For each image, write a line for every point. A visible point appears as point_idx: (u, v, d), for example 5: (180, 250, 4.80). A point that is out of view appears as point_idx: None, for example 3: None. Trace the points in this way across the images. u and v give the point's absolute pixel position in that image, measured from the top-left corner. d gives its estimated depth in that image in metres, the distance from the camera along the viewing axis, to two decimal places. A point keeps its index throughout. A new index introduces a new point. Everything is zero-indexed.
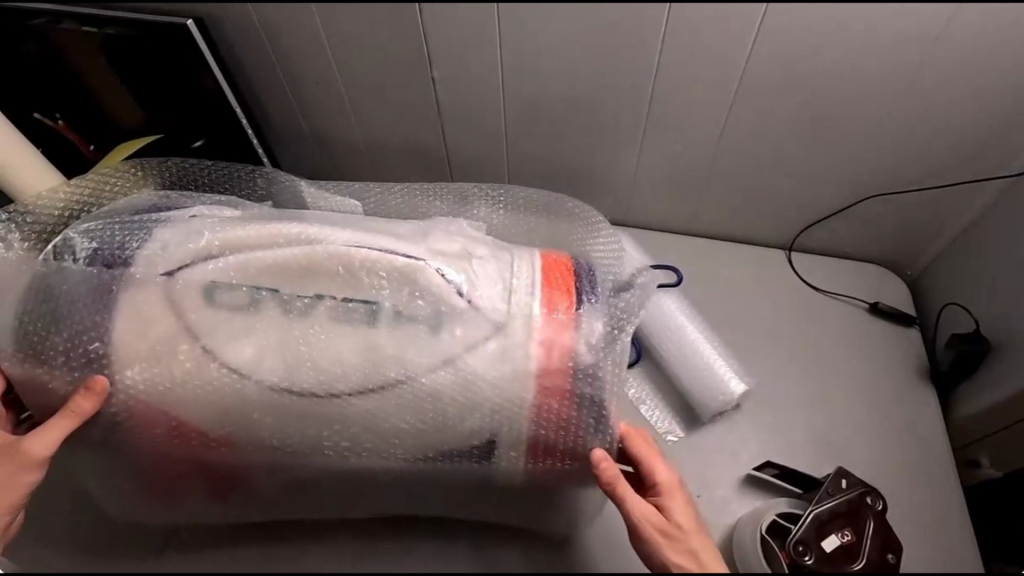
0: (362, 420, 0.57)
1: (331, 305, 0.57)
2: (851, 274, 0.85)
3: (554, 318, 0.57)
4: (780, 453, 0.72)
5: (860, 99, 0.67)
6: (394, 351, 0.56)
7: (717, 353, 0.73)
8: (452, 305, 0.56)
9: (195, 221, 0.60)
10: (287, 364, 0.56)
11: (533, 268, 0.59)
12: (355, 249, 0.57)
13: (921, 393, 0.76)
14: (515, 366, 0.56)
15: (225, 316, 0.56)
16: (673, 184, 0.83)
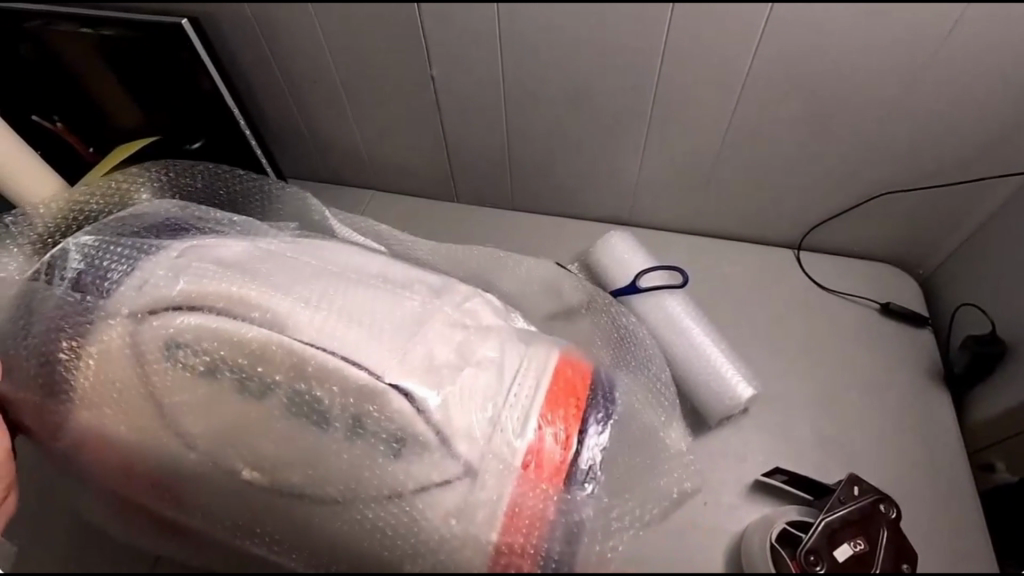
0: (317, 511, 0.54)
1: (289, 410, 0.55)
2: (861, 273, 0.83)
3: (538, 471, 0.55)
4: (789, 459, 0.70)
5: (871, 94, 0.65)
6: (347, 488, 0.54)
7: (723, 356, 0.72)
8: (417, 434, 0.54)
9: (185, 258, 0.61)
10: (247, 463, 0.55)
11: (539, 399, 0.58)
12: (311, 349, 0.55)
13: (935, 396, 0.74)
14: (474, 517, 0.52)
15: (180, 375, 0.56)
16: (677, 183, 0.81)
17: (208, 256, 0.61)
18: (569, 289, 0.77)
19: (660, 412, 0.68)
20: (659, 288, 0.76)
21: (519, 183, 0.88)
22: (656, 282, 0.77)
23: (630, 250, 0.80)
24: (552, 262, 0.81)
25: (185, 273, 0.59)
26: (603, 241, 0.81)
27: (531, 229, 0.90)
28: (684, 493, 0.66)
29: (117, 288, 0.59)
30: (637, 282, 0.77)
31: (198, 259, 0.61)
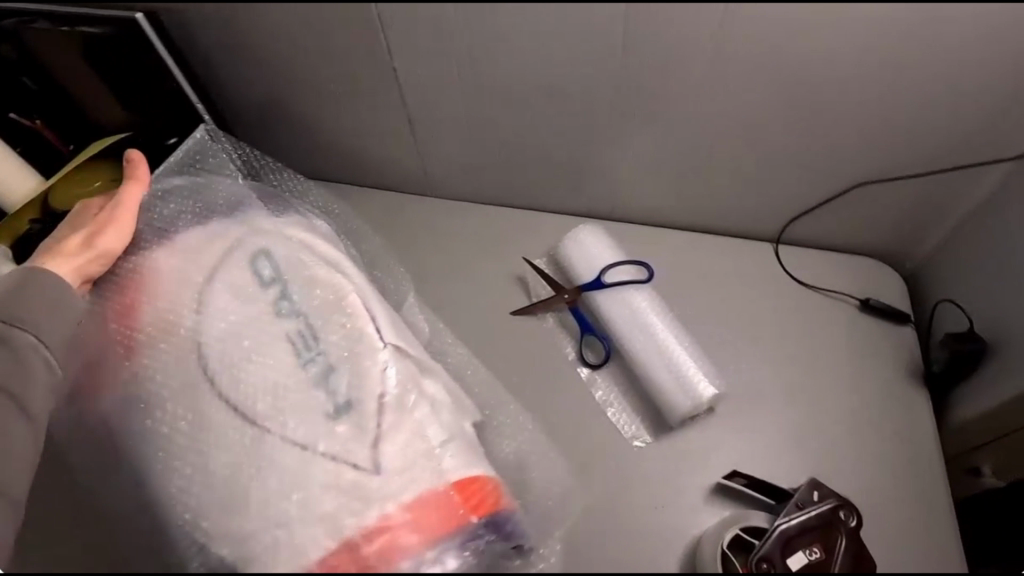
0: (246, 467, 0.51)
1: (296, 335, 0.57)
2: (842, 267, 0.79)
3: (421, 513, 0.51)
4: (754, 462, 0.67)
5: (844, 83, 0.61)
6: (273, 420, 0.53)
7: (687, 352, 0.69)
8: (361, 404, 0.55)
9: (292, 220, 0.65)
10: (202, 365, 0.55)
11: (461, 472, 0.55)
12: (353, 302, 0.61)
13: (914, 399, 0.71)
14: (337, 517, 0.50)
15: (243, 276, 0.59)
16: (647, 178, 0.77)
17: (310, 229, 0.66)
18: (537, 282, 0.79)
19: (620, 411, 0.70)
20: (625, 283, 0.73)
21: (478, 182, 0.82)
22: (622, 277, 0.75)
23: (597, 243, 0.77)
24: (521, 257, 0.81)
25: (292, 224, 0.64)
26: (574, 230, 0.78)
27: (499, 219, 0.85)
28: (655, 500, 0.65)
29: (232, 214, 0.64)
30: (602, 278, 0.74)
31: (296, 222, 0.65)
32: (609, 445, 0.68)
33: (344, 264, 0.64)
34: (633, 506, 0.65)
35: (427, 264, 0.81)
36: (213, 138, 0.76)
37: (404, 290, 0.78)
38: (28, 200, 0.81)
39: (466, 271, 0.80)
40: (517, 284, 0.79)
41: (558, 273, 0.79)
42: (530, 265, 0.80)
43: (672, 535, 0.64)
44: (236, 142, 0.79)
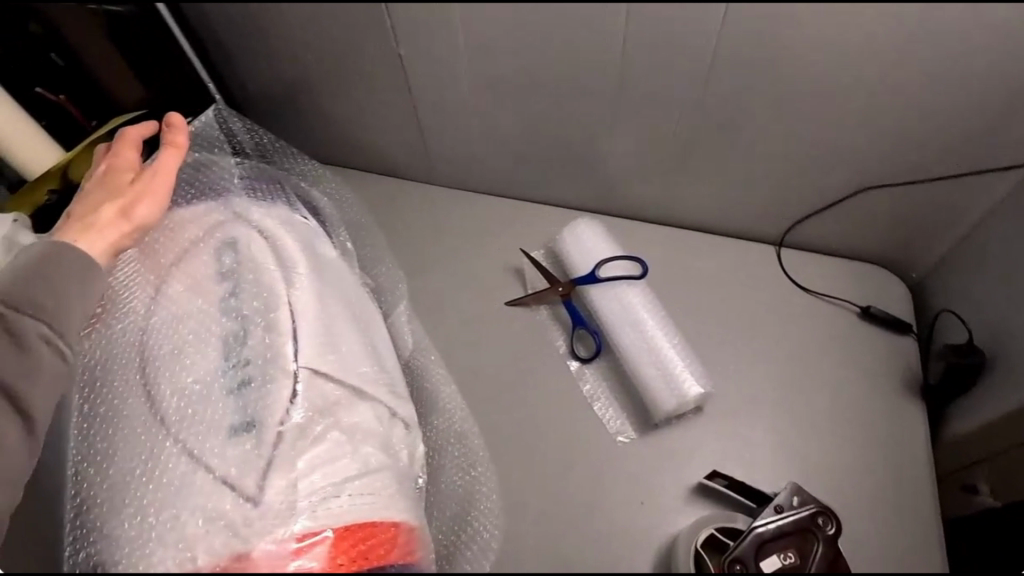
0: (141, 468, 0.46)
1: (226, 339, 0.51)
2: (845, 273, 0.77)
3: (286, 552, 0.44)
4: (737, 464, 0.66)
5: (854, 89, 0.60)
6: (182, 429, 0.48)
7: (675, 350, 0.69)
8: (264, 423, 0.49)
9: (267, 208, 0.60)
10: (139, 352, 0.51)
11: (352, 521, 0.47)
12: (287, 312, 0.53)
13: (910, 411, 0.69)
14: (185, 549, 0.43)
15: (195, 260, 0.55)
16: (648, 177, 0.75)
17: (281, 219, 0.60)
18: (532, 273, 0.78)
19: (605, 407, 0.70)
20: (619, 278, 0.73)
21: (472, 175, 0.80)
22: (617, 272, 0.74)
23: (595, 237, 0.76)
24: (517, 247, 0.80)
25: (269, 213, 0.59)
26: (573, 223, 0.77)
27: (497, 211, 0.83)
28: (637, 498, 0.65)
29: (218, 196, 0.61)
30: (595, 272, 0.74)
31: (278, 214, 0.60)
32: (593, 437, 0.68)
33: (300, 268, 0.56)
34: (610, 502, 0.65)
35: (419, 252, 0.80)
36: (224, 119, 0.71)
37: (395, 275, 0.77)
38: (50, 172, 0.85)
39: (458, 260, 0.80)
40: (512, 275, 0.78)
41: (555, 266, 0.79)
42: (525, 255, 0.79)
43: (649, 533, 0.63)
44: (249, 124, 0.72)
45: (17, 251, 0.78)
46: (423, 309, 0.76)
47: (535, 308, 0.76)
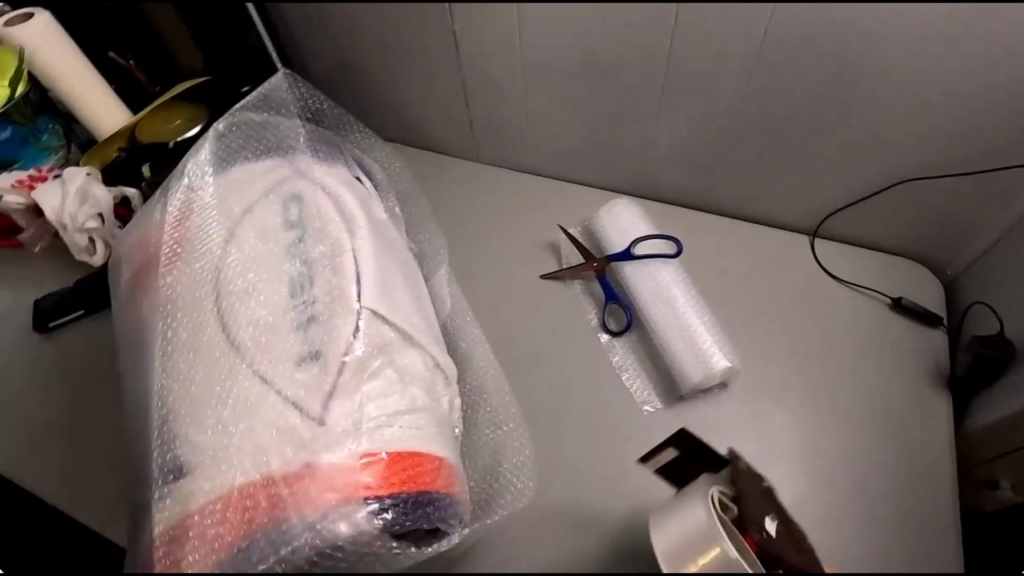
0: (222, 388, 0.51)
1: (293, 282, 0.56)
2: (877, 265, 0.78)
3: (351, 467, 0.50)
4: (760, 442, 0.68)
5: (888, 78, 0.63)
6: (256, 355, 0.52)
7: (704, 327, 0.71)
8: (330, 353, 0.53)
9: (332, 169, 0.64)
10: (216, 287, 0.55)
11: (395, 447, 0.51)
12: (350, 260, 0.58)
13: (935, 402, 0.70)
14: (259, 462, 0.49)
15: (272, 213, 0.59)
16: (684, 159, 0.77)
17: (344, 179, 0.64)
18: (567, 249, 0.81)
19: (635, 380, 0.72)
20: (653, 255, 0.76)
21: (514, 154, 0.83)
22: (650, 250, 0.77)
23: (629, 215, 0.79)
24: (553, 223, 0.83)
25: (331, 173, 0.63)
26: (612, 200, 0.80)
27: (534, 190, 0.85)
28: (656, 465, 0.67)
29: (285, 154, 0.65)
30: (630, 249, 0.76)
31: (340, 175, 0.64)
32: (620, 405, 0.71)
33: (359, 222, 0.61)
34: (626, 463, 0.67)
35: (460, 223, 0.83)
36: (291, 83, 0.73)
37: (437, 241, 0.80)
38: (120, 131, 0.90)
39: (498, 233, 0.83)
40: (547, 250, 0.82)
41: (590, 242, 0.81)
42: (562, 230, 0.82)
43: (667, 495, 0.66)
44: (312, 89, 0.74)
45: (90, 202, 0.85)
46: (461, 278, 0.80)
47: (569, 280, 0.79)
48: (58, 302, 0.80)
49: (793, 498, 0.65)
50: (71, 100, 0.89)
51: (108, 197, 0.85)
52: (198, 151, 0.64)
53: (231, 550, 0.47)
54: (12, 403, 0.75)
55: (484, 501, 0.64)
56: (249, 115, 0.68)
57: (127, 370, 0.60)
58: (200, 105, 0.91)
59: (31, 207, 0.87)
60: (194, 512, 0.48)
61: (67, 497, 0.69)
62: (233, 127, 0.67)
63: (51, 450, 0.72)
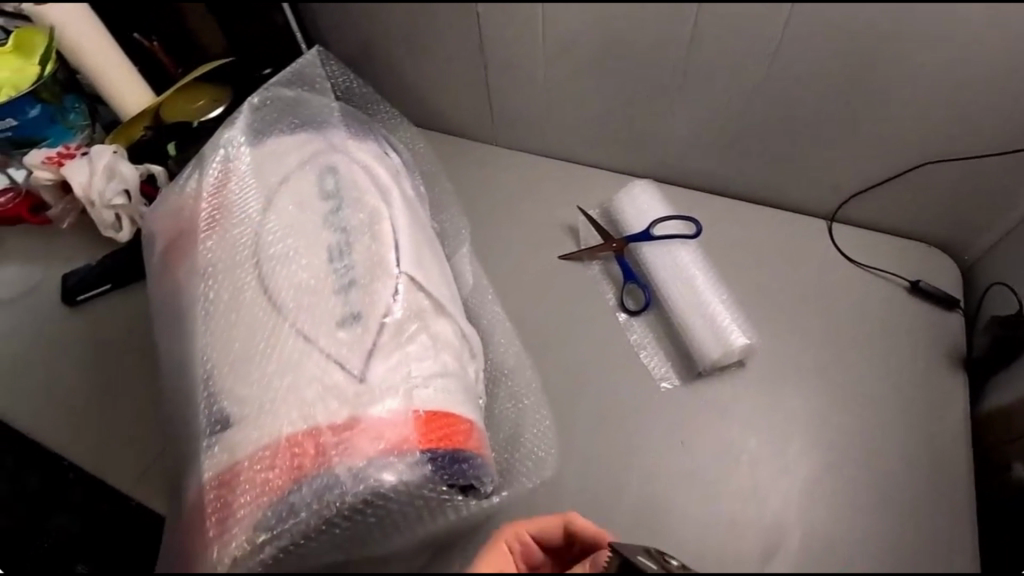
0: (264, 347, 0.53)
1: (332, 246, 0.57)
2: (895, 249, 0.79)
3: (396, 420, 0.51)
4: (777, 420, 0.69)
5: (915, 68, 0.62)
6: (297, 316, 0.54)
7: (724, 307, 0.72)
8: (370, 314, 0.55)
9: (365, 143, 0.66)
10: (257, 252, 0.57)
11: (432, 406, 0.52)
12: (386, 228, 0.59)
13: (951, 383, 0.71)
14: (309, 412, 0.50)
15: (309, 182, 0.60)
16: (705, 142, 0.77)
17: (377, 153, 0.65)
18: (585, 231, 0.82)
19: (655, 356, 0.73)
20: (674, 235, 0.77)
21: (536, 137, 0.83)
22: (669, 231, 0.78)
23: (648, 197, 0.80)
24: (572, 205, 0.84)
25: (365, 148, 0.65)
26: (632, 182, 0.81)
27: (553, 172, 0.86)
28: (676, 439, 0.69)
29: (319, 129, 0.66)
30: (650, 230, 0.77)
31: (373, 150, 0.65)
32: (638, 382, 0.72)
33: (393, 193, 0.62)
34: (650, 434, 0.69)
35: (479, 205, 0.84)
36: (323, 62, 0.73)
37: (459, 221, 0.81)
38: (144, 110, 0.91)
39: (517, 215, 0.84)
40: (566, 231, 0.83)
41: (609, 225, 0.82)
42: (581, 212, 0.83)
43: (686, 468, 0.67)
44: (343, 68, 0.74)
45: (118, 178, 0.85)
46: (480, 257, 0.81)
47: (589, 261, 0.80)
48: (84, 277, 0.82)
49: (810, 476, 0.66)
50: (96, 76, 0.90)
51: (135, 174, 0.85)
52: (235, 125, 0.66)
53: (284, 492, 0.49)
54: (45, 374, 0.77)
55: (507, 467, 0.64)
56: (283, 92, 0.69)
57: (167, 331, 0.61)
58: (224, 86, 0.92)
59: (59, 183, 0.89)
60: (243, 460, 0.49)
61: (99, 463, 0.71)
62: (268, 101, 0.69)
63: (84, 417, 0.74)
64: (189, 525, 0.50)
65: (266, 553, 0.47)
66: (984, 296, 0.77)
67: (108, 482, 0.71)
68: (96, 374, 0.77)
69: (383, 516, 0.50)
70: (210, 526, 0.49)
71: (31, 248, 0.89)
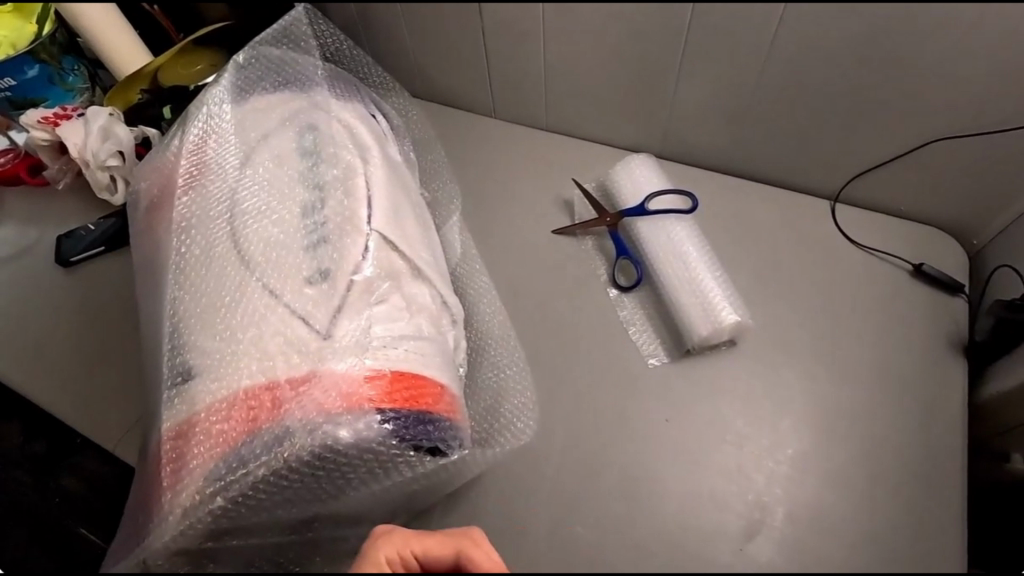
0: (232, 301, 0.52)
1: (304, 202, 0.57)
2: (899, 231, 0.76)
3: (356, 379, 0.50)
4: (765, 402, 0.67)
5: (926, 39, 0.59)
6: (266, 270, 0.53)
7: (716, 284, 0.70)
8: (339, 269, 0.54)
9: (348, 103, 0.65)
10: (230, 206, 0.57)
11: (397, 366, 0.51)
12: (362, 186, 0.58)
13: (950, 369, 0.68)
14: (271, 365, 0.50)
15: (287, 139, 0.60)
16: (707, 119, 0.73)
17: (360, 113, 0.64)
18: (580, 205, 0.80)
19: (642, 334, 0.72)
20: (668, 211, 0.74)
21: (532, 110, 0.80)
22: (664, 205, 0.76)
23: (645, 171, 0.77)
24: (567, 178, 0.81)
25: (348, 108, 0.64)
26: (630, 156, 0.79)
27: (548, 145, 0.83)
28: (661, 419, 0.67)
29: (303, 88, 0.65)
30: (645, 205, 0.75)
31: (356, 111, 0.65)
32: (624, 358, 0.71)
33: (373, 153, 0.61)
34: (630, 412, 0.67)
35: (471, 176, 0.82)
36: (312, 21, 0.72)
37: (451, 192, 0.80)
38: (141, 73, 0.86)
39: (510, 189, 0.82)
40: (559, 206, 0.80)
41: (604, 200, 0.79)
42: (576, 187, 0.81)
43: (668, 448, 0.65)
44: (332, 29, 0.73)
45: (111, 140, 0.81)
46: (472, 228, 0.79)
47: (582, 237, 0.78)
48: (79, 240, 0.81)
49: (797, 453, 0.64)
50: (94, 37, 0.84)
51: (129, 135, 0.82)
52: (218, 81, 0.65)
53: (236, 445, 0.49)
54: (36, 331, 0.77)
55: (486, 437, 0.64)
56: (269, 50, 0.68)
57: (142, 285, 0.62)
58: (222, 50, 0.88)
59: (56, 145, 0.86)
60: (202, 411, 0.49)
61: (85, 420, 0.71)
62: (254, 60, 0.68)
63: (73, 372, 0.74)
64: (152, 472, 0.52)
65: (216, 504, 0.49)
66: (990, 280, 0.75)
67: (93, 438, 0.71)
68: (86, 336, 0.77)
69: (332, 470, 0.51)
70: (164, 477, 0.50)
71: (26, 210, 0.88)
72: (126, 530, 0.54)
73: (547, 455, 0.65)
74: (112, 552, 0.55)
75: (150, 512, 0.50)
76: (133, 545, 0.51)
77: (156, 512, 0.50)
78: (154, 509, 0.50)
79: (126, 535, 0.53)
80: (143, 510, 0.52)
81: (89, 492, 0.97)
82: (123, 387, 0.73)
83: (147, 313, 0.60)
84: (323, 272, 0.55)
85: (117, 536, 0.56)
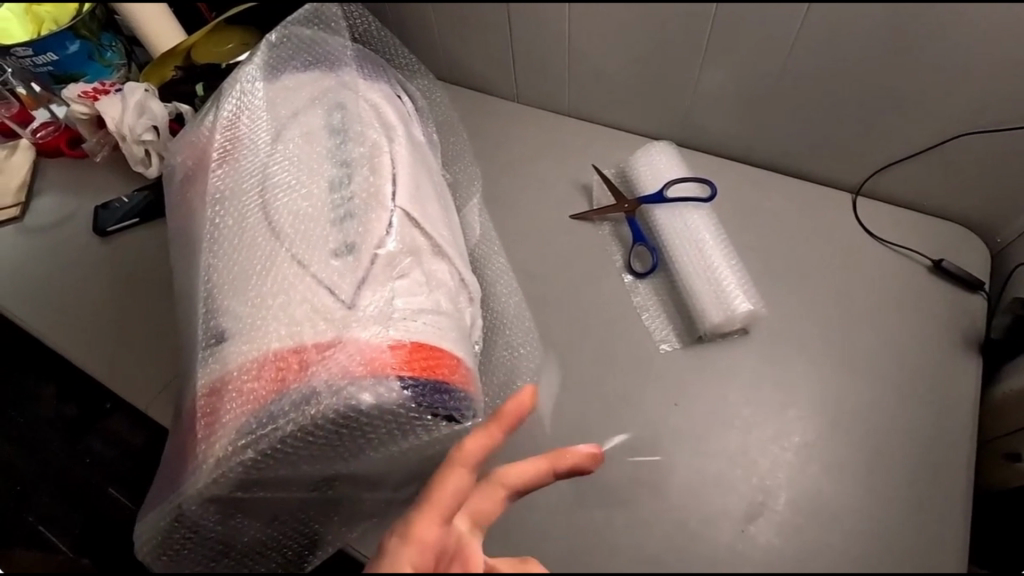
0: (261, 268, 0.55)
1: (332, 177, 0.59)
2: (920, 226, 0.76)
3: (377, 348, 0.52)
4: (776, 391, 0.68)
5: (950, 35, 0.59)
6: (294, 241, 0.56)
7: (731, 271, 0.71)
8: (364, 243, 0.56)
9: (372, 83, 0.66)
10: (262, 179, 0.59)
11: (417, 337, 0.53)
12: (387, 164, 0.60)
13: (965, 365, 0.68)
14: (299, 331, 0.52)
15: (317, 116, 0.62)
16: (729, 111, 0.73)
17: (387, 94, 0.66)
18: (599, 192, 0.81)
19: (656, 318, 0.73)
20: (686, 198, 0.75)
21: (557, 99, 0.81)
22: (683, 193, 0.76)
23: (666, 158, 0.77)
24: (588, 165, 0.82)
25: (375, 88, 0.66)
26: (652, 142, 0.79)
27: (571, 133, 0.83)
28: (672, 403, 0.68)
29: (331, 67, 0.67)
30: (664, 191, 0.76)
31: (383, 91, 0.67)
32: (637, 342, 0.72)
33: (399, 132, 0.63)
34: (639, 395, 0.69)
35: (494, 162, 0.84)
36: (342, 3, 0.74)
37: (470, 173, 0.81)
38: (176, 49, 0.89)
39: (530, 174, 0.83)
40: (579, 193, 0.82)
41: (623, 186, 0.80)
42: (597, 172, 0.81)
43: (679, 431, 0.66)
44: (361, 9, 0.74)
45: (146, 116, 0.84)
46: (492, 211, 0.81)
47: (600, 222, 0.79)
48: (116, 210, 0.85)
49: (803, 442, 0.65)
50: (129, 16, 0.86)
51: (165, 112, 0.84)
52: (252, 59, 0.67)
53: (265, 403, 0.51)
54: (74, 297, 0.81)
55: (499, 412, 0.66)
56: (300, 30, 0.70)
57: (178, 254, 0.65)
58: (252, 30, 0.90)
59: (94, 119, 0.89)
60: (233, 369, 0.52)
61: (117, 380, 0.75)
62: (286, 39, 0.70)
63: (106, 335, 0.78)
64: (187, 426, 0.55)
65: (245, 456, 0.52)
66: (1011, 278, 0.74)
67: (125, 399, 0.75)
68: (122, 304, 0.80)
69: (355, 431, 0.53)
70: (199, 429, 0.53)
71: (64, 182, 0.91)
72: (163, 481, 0.58)
73: (558, 432, 0.67)
74: (148, 500, 0.59)
75: (186, 462, 0.54)
76: (170, 492, 0.55)
77: (191, 461, 0.53)
78: (190, 458, 0.54)
79: (164, 484, 0.58)
80: (179, 461, 0.56)
81: (122, 453, 1.02)
82: (155, 350, 0.76)
83: (181, 280, 0.63)
84: (348, 246, 0.57)
85: (153, 486, 0.60)
